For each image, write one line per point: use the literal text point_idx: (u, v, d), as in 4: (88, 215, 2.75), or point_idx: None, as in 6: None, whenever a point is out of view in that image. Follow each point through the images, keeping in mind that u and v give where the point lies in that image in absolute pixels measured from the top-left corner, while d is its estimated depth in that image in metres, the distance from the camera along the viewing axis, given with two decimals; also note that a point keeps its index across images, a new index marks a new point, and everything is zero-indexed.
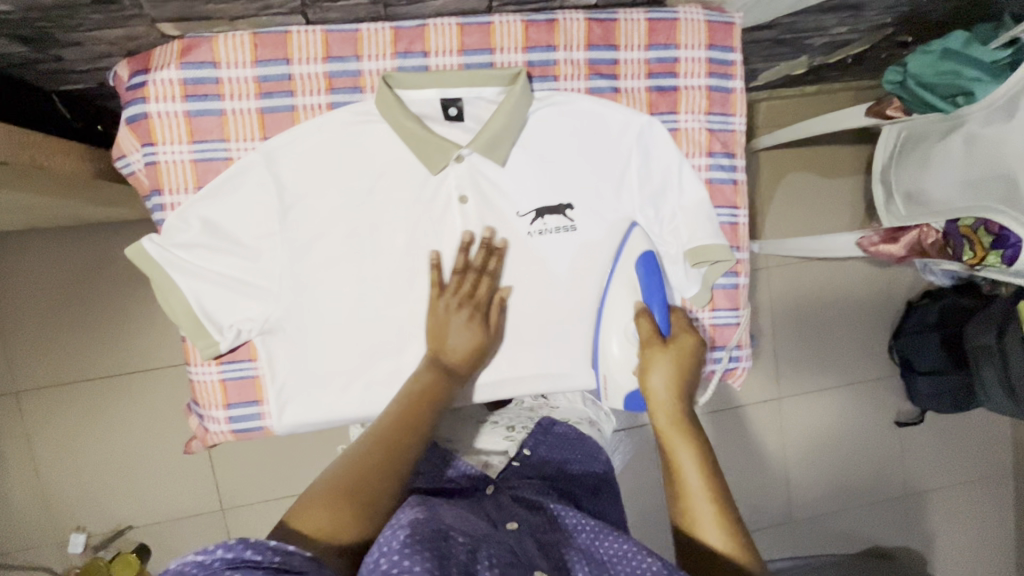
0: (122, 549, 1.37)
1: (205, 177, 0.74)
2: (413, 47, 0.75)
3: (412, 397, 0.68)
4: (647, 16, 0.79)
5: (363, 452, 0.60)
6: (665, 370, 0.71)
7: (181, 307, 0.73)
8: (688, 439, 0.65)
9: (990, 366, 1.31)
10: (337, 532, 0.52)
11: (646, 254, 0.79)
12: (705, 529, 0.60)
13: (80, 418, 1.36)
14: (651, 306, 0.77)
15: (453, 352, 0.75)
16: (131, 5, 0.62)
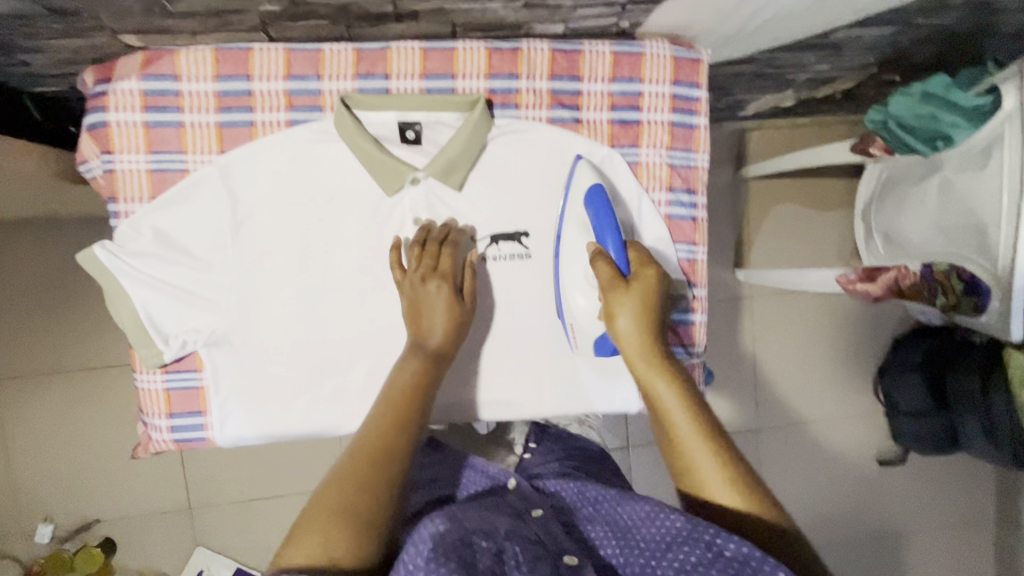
0: (88, 542, 1.37)
1: (160, 188, 0.74)
2: (374, 69, 0.75)
3: (399, 396, 0.65)
4: (613, 49, 0.79)
5: (344, 469, 0.57)
6: (630, 311, 0.68)
7: (129, 315, 0.74)
8: (662, 371, 0.65)
9: (972, 414, 1.29)
10: (334, 556, 0.51)
11: (594, 187, 0.74)
12: (697, 455, 0.59)
13: (52, 409, 1.37)
14: (605, 247, 0.72)
15: (433, 334, 0.71)
16: (89, 17, 0.63)
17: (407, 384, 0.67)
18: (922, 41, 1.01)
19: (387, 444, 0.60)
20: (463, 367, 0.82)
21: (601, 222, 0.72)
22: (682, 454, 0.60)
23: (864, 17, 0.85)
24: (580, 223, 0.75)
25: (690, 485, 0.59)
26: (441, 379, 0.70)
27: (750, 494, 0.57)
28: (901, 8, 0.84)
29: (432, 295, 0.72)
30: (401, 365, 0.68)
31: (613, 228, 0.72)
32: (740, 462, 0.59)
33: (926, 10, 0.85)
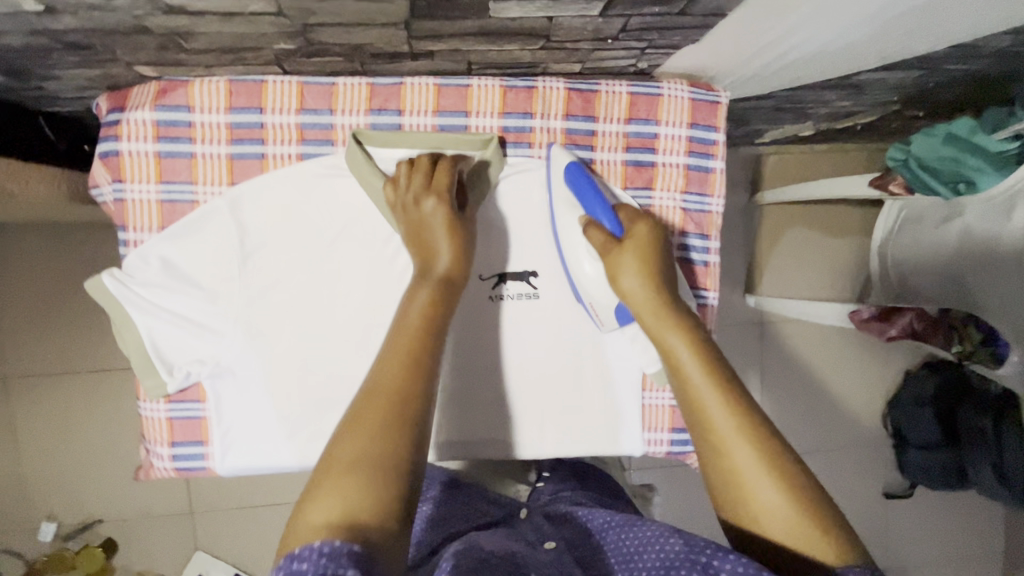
0: (90, 542, 1.38)
1: (170, 218, 0.74)
2: (387, 104, 0.75)
3: (411, 329, 0.63)
4: (630, 90, 0.78)
5: (362, 418, 0.56)
6: (633, 269, 0.69)
7: (134, 344, 0.74)
8: (674, 327, 0.66)
9: (982, 451, 1.28)
10: (354, 513, 0.50)
11: (572, 164, 0.76)
12: (712, 410, 0.61)
13: (59, 410, 1.38)
14: (595, 215, 0.74)
15: (440, 258, 0.69)
16: (104, 50, 0.63)
17: (416, 319, 0.64)
18: (949, 83, 0.98)
19: (400, 387, 0.58)
20: (465, 404, 0.81)
21: (585, 195, 0.74)
22: (699, 409, 0.62)
23: (890, 62, 0.82)
24: (568, 200, 0.76)
25: (705, 438, 0.61)
26: (454, 306, 0.67)
27: (766, 448, 0.58)
28: (930, 55, 0.81)
29: (433, 214, 0.70)
30: (411, 297, 0.66)
31: (597, 195, 0.74)
32: (756, 418, 0.60)
33: (956, 57, 0.83)
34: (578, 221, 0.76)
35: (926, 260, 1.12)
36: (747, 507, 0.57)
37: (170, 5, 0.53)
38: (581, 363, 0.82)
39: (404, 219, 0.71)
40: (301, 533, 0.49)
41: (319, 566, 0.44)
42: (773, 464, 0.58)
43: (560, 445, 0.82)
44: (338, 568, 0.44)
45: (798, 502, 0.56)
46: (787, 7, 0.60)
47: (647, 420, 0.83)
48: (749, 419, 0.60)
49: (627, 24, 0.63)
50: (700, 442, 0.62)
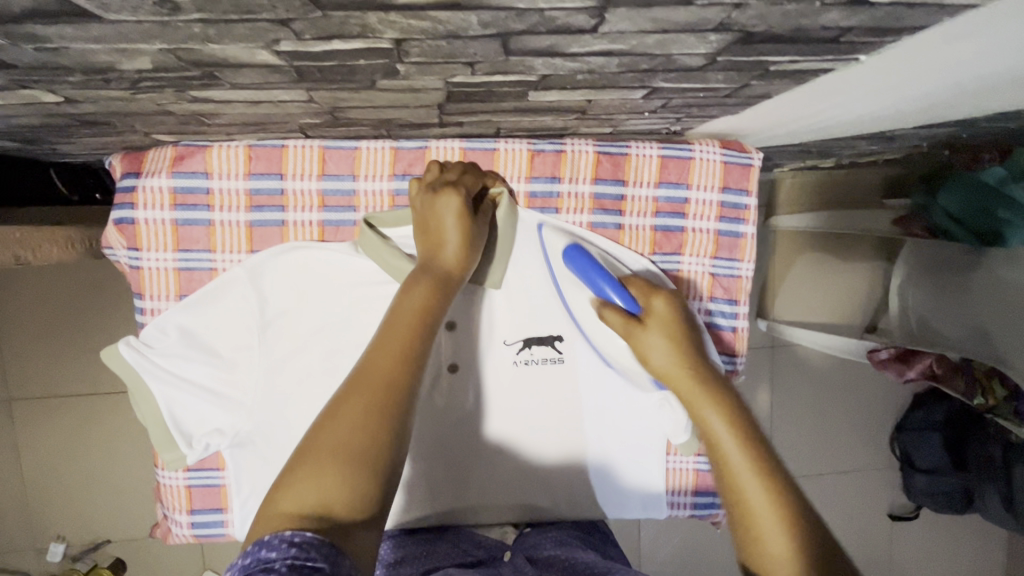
0: (98, 563, 1.28)
1: (188, 287, 0.73)
2: (411, 169, 0.73)
3: (404, 321, 0.57)
4: (661, 153, 0.76)
5: (350, 400, 0.51)
6: (663, 345, 0.67)
7: (152, 415, 0.72)
8: (714, 404, 0.61)
9: (991, 483, 1.27)
10: (328, 504, 0.46)
11: (569, 248, 0.73)
12: (750, 493, 0.55)
13: (65, 431, 1.26)
14: (607, 298, 0.71)
15: (445, 250, 0.65)
16: (122, 125, 0.60)
17: (413, 308, 0.58)
18: (983, 134, 0.95)
19: (390, 373, 0.53)
20: (487, 468, 0.80)
21: (589, 277, 0.71)
22: (736, 491, 0.56)
23: (926, 123, 0.80)
24: (574, 283, 0.76)
25: (739, 523, 0.54)
26: (450, 301, 0.62)
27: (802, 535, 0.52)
28: (967, 119, 0.79)
29: (445, 204, 0.67)
30: (409, 287, 0.61)
31: (604, 276, 0.71)
32: (798, 507, 0.54)
33: (998, 119, 0.79)
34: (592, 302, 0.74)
35: (945, 305, 1.10)
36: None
37: (195, 97, 0.51)
38: (606, 429, 0.81)
39: (418, 211, 0.68)
40: (267, 521, 0.45)
41: (288, 558, 0.40)
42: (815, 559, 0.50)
43: (583, 511, 0.81)
44: (308, 559, 0.40)
45: None
46: (836, 94, 0.57)
47: (672, 482, 0.84)
48: (789, 506, 0.54)
49: (667, 103, 0.61)
50: (734, 527, 0.55)
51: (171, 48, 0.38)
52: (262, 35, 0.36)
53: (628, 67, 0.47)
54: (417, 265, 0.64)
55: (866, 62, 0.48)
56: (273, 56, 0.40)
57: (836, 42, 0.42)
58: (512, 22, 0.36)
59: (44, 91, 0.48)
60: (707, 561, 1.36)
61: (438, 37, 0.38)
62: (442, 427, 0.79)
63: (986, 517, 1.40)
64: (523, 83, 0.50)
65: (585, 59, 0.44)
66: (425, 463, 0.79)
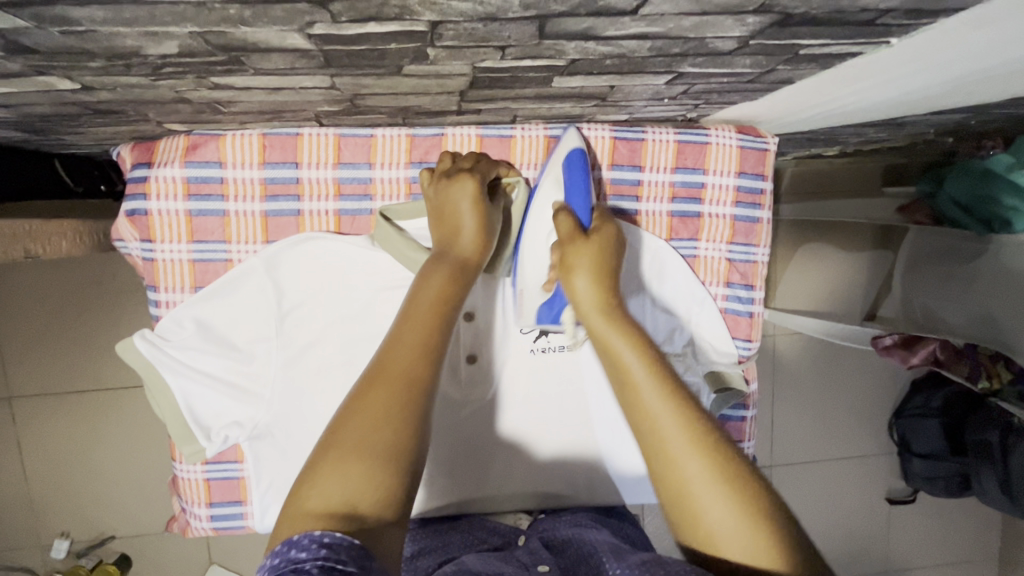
0: (103, 560, 1.27)
1: (203, 278, 0.72)
2: (428, 157, 0.73)
3: (422, 312, 0.56)
4: (677, 138, 0.76)
5: (371, 395, 0.50)
6: (587, 267, 0.62)
7: (170, 410, 0.71)
8: (619, 331, 0.57)
9: (988, 464, 1.29)
10: (356, 500, 0.45)
11: (577, 150, 0.70)
12: (662, 420, 0.51)
13: (69, 428, 1.24)
14: (571, 205, 0.69)
15: (461, 240, 0.64)
16: (136, 114, 0.59)
17: (429, 301, 0.57)
18: (989, 121, 0.96)
19: (409, 371, 0.51)
20: (503, 457, 0.81)
21: (572, 180, 0.69)
22: (645, 419, 0.52)
23: (939, 108, 0.80)
24: (555, 181, 0.70)
25: (654, 452, 0.51)
26: (467, 290, 0.61)
27: (716, 458, 0.49)
28: (979, 104, 0.79)
29: (459, 191, 0.66)
30: (425, 277, 0.59)
31: (584, 188, 0.69)
32: (708, 424, 0.51)
33: (1009, 104, 0.80)
34: (552, 203, 0.70)
35: (947, 293, 1.11)
36: (704, 532, 0.48)
37: (217, 83, 0.50)
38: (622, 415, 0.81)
39: (433, 201, 0.67)
40: (294, 520, 0.44)
41: (317, 559, 0.40)
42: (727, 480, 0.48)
43: (601, 498, 0.82)
44: (339, 562, 0.39)
45: (751, 513, 0.47)
46: (858, 79, 0.57)
47: None
48: (702, 430, 0.51)
49: (690, 89, 0.60)
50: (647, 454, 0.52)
51: (201, 32, 0.37)
52: (298, 17, 0.35)
53: (659, 51, 0.46)
54: (433, 254, 0.63)
55: (896, 46, 0.48)
56: (304, 40, 0.39)
57: (872, 25, 0.42)
58: (553, 3, 0.35)
59: (62, 78, 0.47)
60: None
61: (475, 20, 0.37)
62: (459, 417, 0.79)
63: (982, 499, 1.43)
64: (550, 68, 0.50)
65: (618, 42, 0.43)
66: (441, 453, 0.79)
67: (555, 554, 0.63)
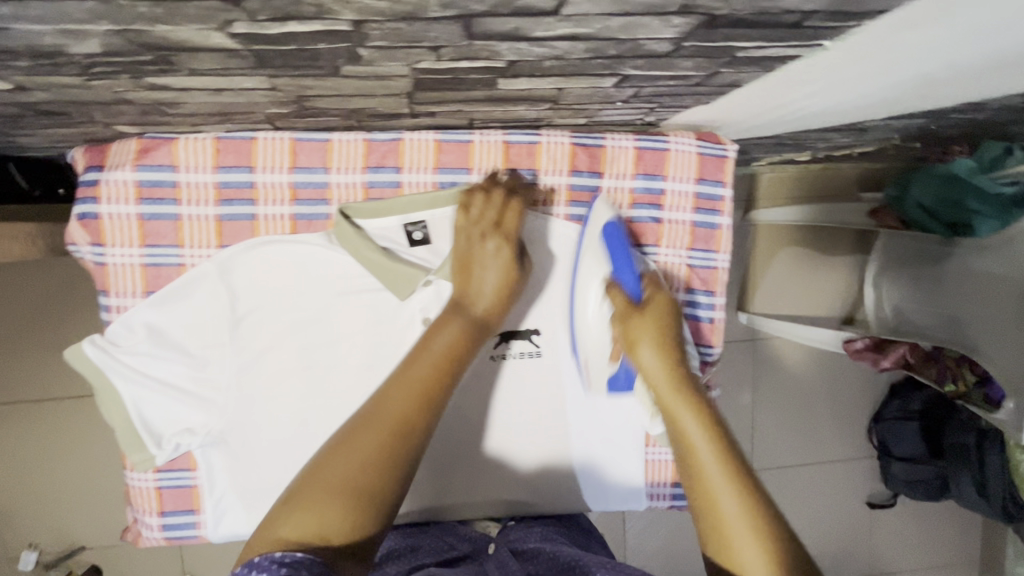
0: (72, 571, 1.24)
1: (155, 282, 0.71)
2: (385, 161, 0.72)
3: (427, 363, 0.61)
4: (637, 144, 0.76)
5: (358, 438, 0.55)
6: (650, 341, 0.68)
7: (120, 417, 0.70)
8: (689, 408, 0.64)
9: (965, 469, 1.31)
10: (327, 533, 0.49)
11: (611, 224, 0.74)
12: (721, 494, 0.58)
13: (34, 437, 1.22)
14: (620, 279, 0.72)
15: (483, 300, 0.68)
16: (80, 115, 0.59)
17: (440, 352, 0.62)
18: (951, 126, 0.97)
19: (404, 417, 0.56)
20: (468, 464, 0.80)
21: (616, 255, 0.72)
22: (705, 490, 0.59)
23: (895, 113, 0.80)
24: (597, 255, 0.73)
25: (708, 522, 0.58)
26: (477, 348, 0.66)
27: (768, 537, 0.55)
28: (935, 109, 0.80)
29: (493, 252, 0.69)
30: (439, 327, 0.65)
31: (630, 264, 0.72)
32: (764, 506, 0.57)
33: (965, 109, 0.80)
34: (600, 279, 0.73)
35: (920, 297, 1.11)
36: None
37: (153, 84, 0.49)
38: (586, 422, 0.81)
39: (461, 246, 0.70)
40: (265, 545, 0.48)
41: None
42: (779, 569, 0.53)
43: (564, 503, 0.81)
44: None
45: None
46: (804, 82, 0.58)
47: (652, 476, 0.83)
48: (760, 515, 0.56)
49: (639, 92, 0.61)
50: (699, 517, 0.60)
51: (120, 30, 0.37)
52: (214, 15, 0.35)
53: (595, 53, 0.46)
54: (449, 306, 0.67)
55: (832, 49, 0.48)
56: (228, 39, 0.39)
57: (800, 27, 0.42)
58: (472, 2, 0.35)
59: None
60: (692, 554, 1.36)
61: (398, 19, 0.37)
62: None
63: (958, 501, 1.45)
64: (491, 70, 0.50)
65: (551, 44, 0.43)
66: None
67: (526, 563, 0.62)
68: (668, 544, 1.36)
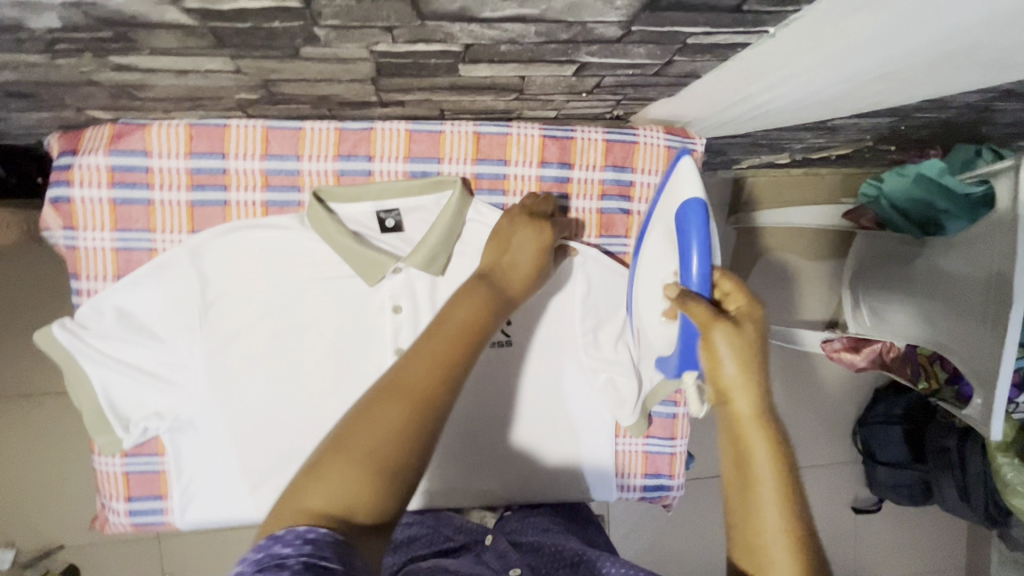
0: (50, 570, 1.23)
1: (126, 267, 0.72)
2: (357, 150, 0.73)
3: (447, 334, 0.55)
4: (606, 137, 0.78)
5: (384, 408, 0.49)
6: (734, 360, 0.55)
7: (88, 401, 0.70)
8: (761, 430, 0.55)
9: (947, 471, 1.32)
10: (352, 502, 0.45)
11: (693, 203, 0.59)
12: (772, 539, 0.52)
13: (13, 434, 1.21)
14: (697, 283, 0.57)
15: (516, 275, 0.66)
16: (52, 98, 0.59)
17: (459, 325, 0.57)
18: (920, 126, 0.99)
19: (423, 388, 0.51)
20: (439, 453, 0.79)
21: (691, 249, 0.58)
22: (755, 531, 0.53)
23: (859, 110, 0.82)
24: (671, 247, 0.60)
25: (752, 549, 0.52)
26: (498, 319, 0.61)
27: None
28: (900, 106, 0.81)
29: (530, 233, 0.68)
30: (458, 299, 0.60)
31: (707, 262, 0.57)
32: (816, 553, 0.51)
33: (929, 107, 0.82)
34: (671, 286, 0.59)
35: (902, 295, 1.11)
36: None
37: (119, 64, 0.50)
38: (553, 415, 0.81)
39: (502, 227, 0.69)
40: (288, 513, 0.44)
41: (303, 555, 0.39)
42: None
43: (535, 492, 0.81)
44: (323, 559, 0.39)
45: None
46: (759, 73, 0.59)
47: (620, 466, 0.84)
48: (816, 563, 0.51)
49: (602, 82, 0.62)
50: (737, 533, 0.54)
51: (76, 2, 0.38)
52: None
53: (548, 37, 0.48)
54: (482, 276, 0.64)
55: (778, 36, 0.50)
56: (184, 14, 0.40)
57: (740, 11, 0.44)
58: None
59: None
60: (676, 557, 1.35)
61: None
62: None
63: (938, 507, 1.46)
64: (449, 54, 0.51)
65: (502, 26, 0.45)
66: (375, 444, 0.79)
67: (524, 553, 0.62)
68: (651, 546, 1.34)
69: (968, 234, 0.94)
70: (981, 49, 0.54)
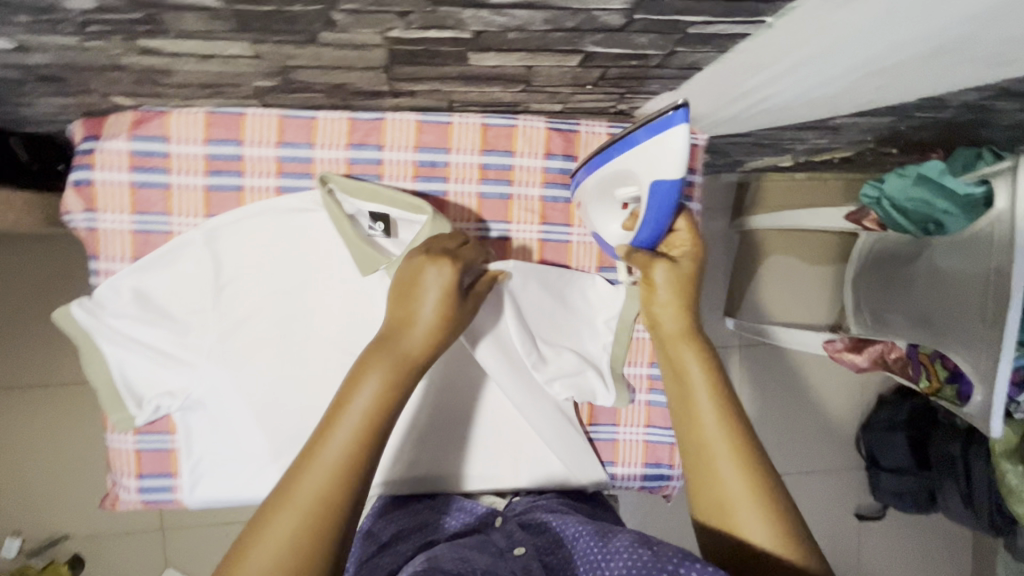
0: (56, 559, 1.25)
1: (143, 249, 0.74)
2: (368, 139, 0.76)
3: (351, 426, 0.53)
4: (610, 130, 0.80)
5: (281, 511, 0.49)
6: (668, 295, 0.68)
7: (103, 378, 0.72)
8: (692, 350, 0.66)
9: (950, 479, 1.32)
10: None
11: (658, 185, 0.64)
12: (722, 466, 0.60)
13: (25, 423, 1.23)
14: (643, 238, 0.70)
15: (414, 332, 0.59)
16: (79, 82, 0.62)
17: (363, 414, 0.53)
18: (921, 127, 1.00)
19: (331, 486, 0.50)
20: (443, 439, 0.79)
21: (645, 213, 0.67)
22: (701, 444, 0.62)
23: (857, 109, 0.83)
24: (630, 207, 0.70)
25: (698, 463, 0.62)
26: (405, 390, 0.57)
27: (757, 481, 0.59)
28: (898, 105, 0.82)
29: (433, 277, 0.61)
30: (363, 379, 0.55)
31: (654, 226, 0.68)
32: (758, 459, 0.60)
33: (928, 106, 0.84)
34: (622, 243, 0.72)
35: (907, 298, 1.11)
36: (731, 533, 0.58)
37: (145, 48, 0.53)
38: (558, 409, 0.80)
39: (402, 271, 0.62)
40: None
41: None
42: (771, 517, 0.57)
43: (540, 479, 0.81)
44: None
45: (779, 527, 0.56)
46: (757, 66, 0.61)
47: (622, 456, 0.85)
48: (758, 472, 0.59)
49: (606, 73, 0.64)
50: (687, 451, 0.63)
51: None
52: None
53: (554, 25, 0.50)
54: (381, 339, 0.58)
55: (775, 27, 0.52)
56: None
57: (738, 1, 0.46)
58: None
59: None
60: None
61: None
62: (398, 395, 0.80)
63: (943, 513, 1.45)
64: (459, 42, 0.53)
65: (511, 12, 0.47)
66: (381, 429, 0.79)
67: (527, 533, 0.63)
68: None
69: (964, 233, 0.95)
70: (973, 43, 0.56)
